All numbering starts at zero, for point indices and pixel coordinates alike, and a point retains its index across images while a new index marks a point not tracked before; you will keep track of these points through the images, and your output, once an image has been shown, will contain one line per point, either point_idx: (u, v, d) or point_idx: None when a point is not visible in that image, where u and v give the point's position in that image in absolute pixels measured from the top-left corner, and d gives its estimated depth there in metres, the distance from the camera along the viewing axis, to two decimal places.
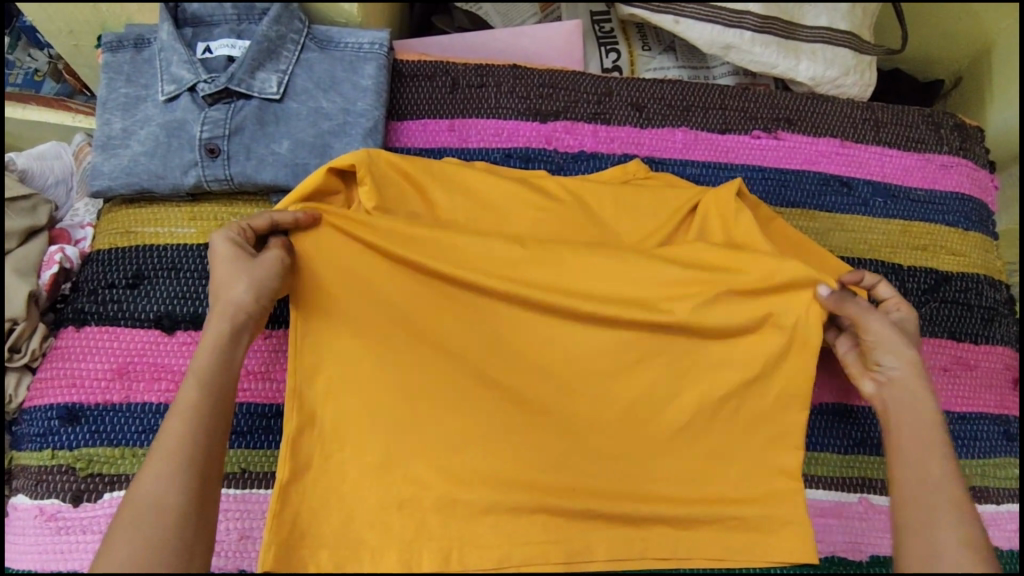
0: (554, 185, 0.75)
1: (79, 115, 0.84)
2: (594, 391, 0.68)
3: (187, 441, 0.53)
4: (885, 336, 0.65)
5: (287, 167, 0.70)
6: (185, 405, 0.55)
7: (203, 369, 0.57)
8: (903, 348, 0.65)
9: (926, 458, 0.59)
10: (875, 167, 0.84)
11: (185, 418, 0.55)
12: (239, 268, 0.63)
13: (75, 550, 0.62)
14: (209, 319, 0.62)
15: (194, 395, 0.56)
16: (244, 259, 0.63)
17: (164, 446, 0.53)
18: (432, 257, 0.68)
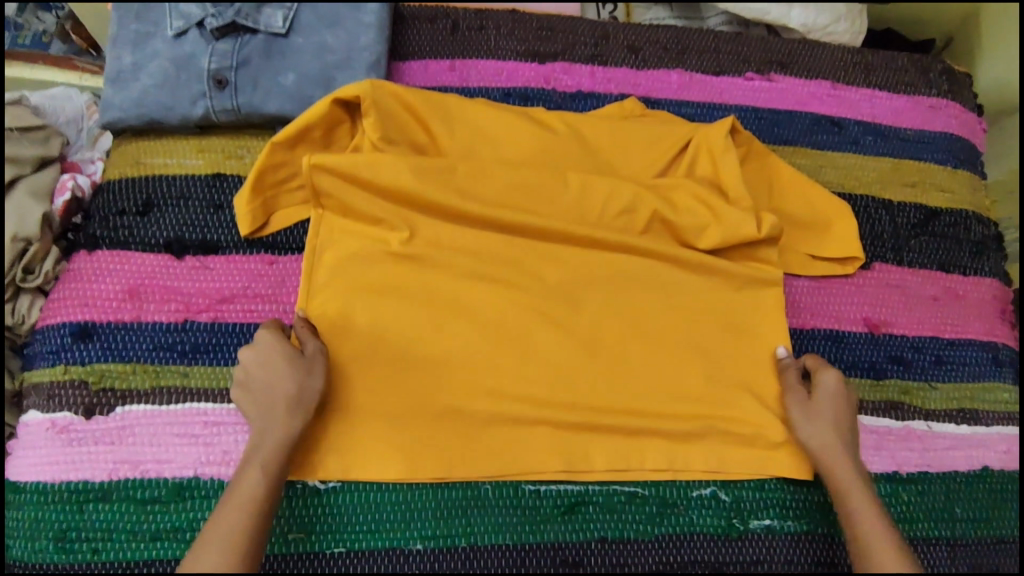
0: (553, 118, 0.77)
1: (87, 74, 0.85)
2: (591, 308, 0.71)
3: (245, 530, 0.55)
4: (800, 413, 0.67)
5: (293, 98, 0.73)
6: (244, 493, 0.57)
7: (268, 455, 0.59)
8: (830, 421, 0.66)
9: (864, 534, 0.59)
10: (865, 109, 0.86)
11: (244, 513, 0.56)
12: (291, 362, 0.62)
13: (86, 461, 0.63)
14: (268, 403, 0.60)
15: (257, 483, 0.57)
16: (292, 355, 0.62)
17: (226, 539, 0.55)
18: (435, 186, 0.70)
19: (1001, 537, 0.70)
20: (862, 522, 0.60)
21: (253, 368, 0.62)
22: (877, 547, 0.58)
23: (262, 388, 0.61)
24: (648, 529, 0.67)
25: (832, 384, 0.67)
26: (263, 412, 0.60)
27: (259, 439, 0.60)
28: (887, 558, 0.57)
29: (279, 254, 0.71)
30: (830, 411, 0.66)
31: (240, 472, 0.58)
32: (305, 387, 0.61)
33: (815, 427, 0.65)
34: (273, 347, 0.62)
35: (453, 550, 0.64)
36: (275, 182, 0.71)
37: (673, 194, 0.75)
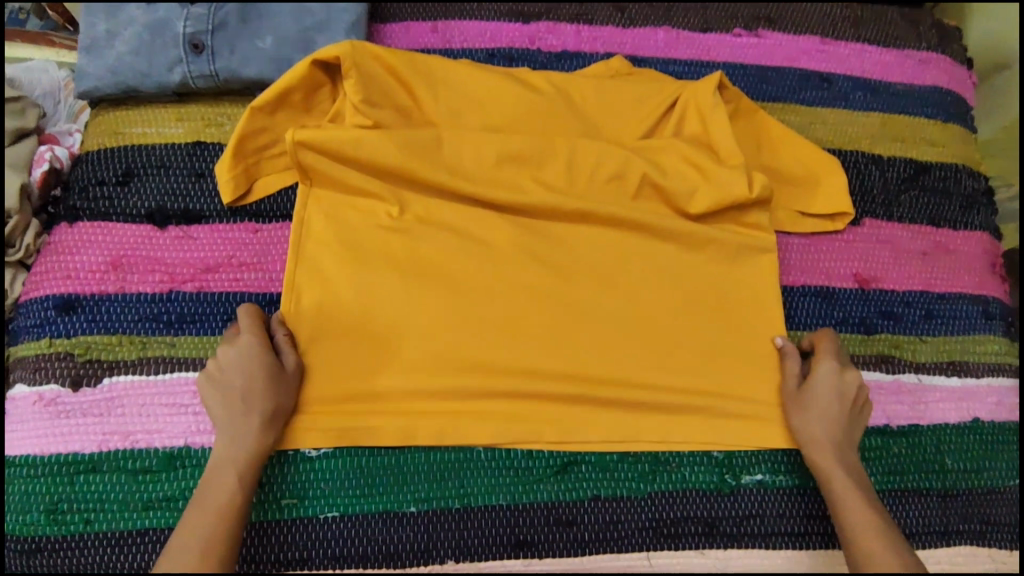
0: (538, 78, 0.75)
1: (64, 50, 0.81)
2: (580, 270, 0.71)
3: (218, 536, 0.55)
4: (793, 404, 0.67)
5: (272, 61, 0.71)
6: (217, 500, 0.57)
7: (239, 463, 0.58)
8: (825, 413, 0.65)
9: (853, 523, 0.60)
10: (854, 64, 0.85)
11: (216, 521, 0.56)
12: (269, 374, 0.61)
13: (76, 433, 0.63)
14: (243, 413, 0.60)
15: (230, 490, 0.57)
16: (270, 366, 0.62)
17: (200, 543, 0.54)
18: (420, 151, 0.69)
19: (991, 487, 0.71)
20: (852, 512, 0.61)
21: (231, 368, 0.61)
22: (866, 537, 0.59)
23: (235, 392, 0.61)
24: (640, 486, 0.67)
25: (829, 374, 0.66)
26: (237, 421, 0.60)
27: (229, 445, 0.59)
28: (876, 548, 0.58)
29: (264, 222, 0.70)
30: (824, 401, 0.65)
31: (209, 478, 0.58)
32: (282, 406, 0.61)
33: (810, 418, 0.65)
34: (255, 355, 0.62)
35: (447, 512, 0.65)
36: (257, 148, 0.70)
37: (660, 154, 0.74)
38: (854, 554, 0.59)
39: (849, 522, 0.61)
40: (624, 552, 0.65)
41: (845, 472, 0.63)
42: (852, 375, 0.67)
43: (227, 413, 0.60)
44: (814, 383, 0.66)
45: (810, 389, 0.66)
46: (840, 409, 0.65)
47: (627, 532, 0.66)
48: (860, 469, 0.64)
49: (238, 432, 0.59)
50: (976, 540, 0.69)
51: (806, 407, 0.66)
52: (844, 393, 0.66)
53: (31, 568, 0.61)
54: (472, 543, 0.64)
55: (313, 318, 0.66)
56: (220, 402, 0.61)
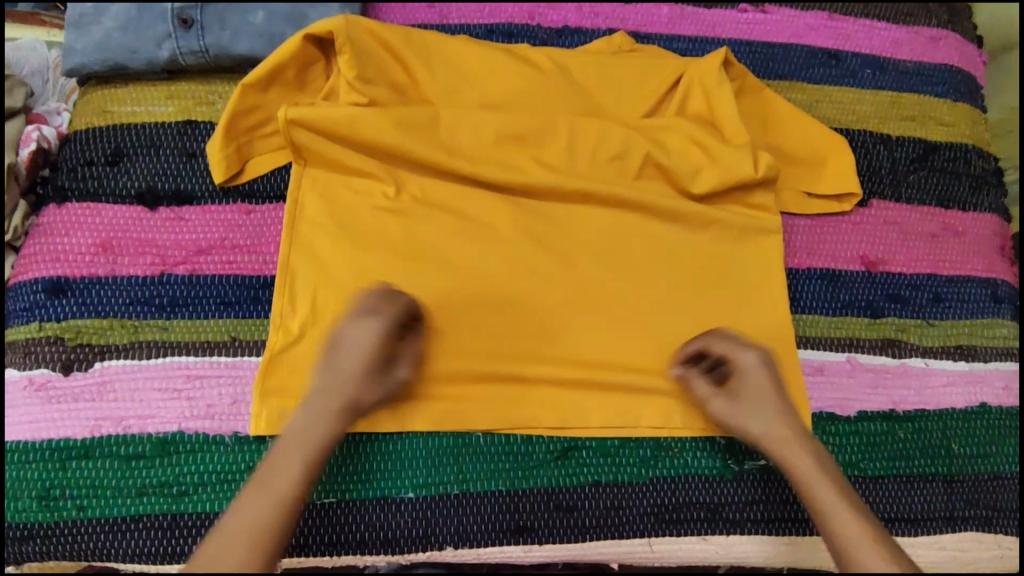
0: (538, 54, 0.73)
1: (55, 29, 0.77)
2: (580, 252, 0.69)
3: (270, 526, 0.50)
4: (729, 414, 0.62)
5: (263, 37, 0.70)
6: (277, 486, 0.52)
7: (308, 452, 0.54)
8: (763, 405, 0.60)
9: (838, 524, 0.53)
10: (863, 40, 0.82)
11: (275, 509, 0.51)
12: (367, 372, 0.58)
13: (67, 418, 0.62)
14: (321, 400, 0.57)
15: (293, 477, 0.53)
16: (370, 363, 0.58)
17: (248, 528, 0.50)
18: (416, 131, 0.68)
19: (997, 473, 0.70)
20: (833, 513, 0.54)
21: (348, 346, 0.58)
22: (849, 538, 0.52)
23: (342, 376, 0.58)
24: (641, 472, 0.66)
25: (749, 368, 0.62)
26: (322, 404, 0.56)
27: (310, 427, 0.55)
28: (866, 551, 0.51)
29: (257, 203, 0.69)
30: (757, 393, 0.61)
31: (277, 456, 0.54)
32: (360, 403, 0.58)
33: (750, 415, 0.61)
34: (371, 348, 0.58)
35: (445, 498, 0.63)
36: (249, 127, 0.68)
37: (663, 134, 0.72)
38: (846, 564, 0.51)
39: (832, 526, 0.53)
40: (625, 538, 0.64)
41: (809, 467, 0.57)
42: (766, 354, 0.63)
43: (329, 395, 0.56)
44: (740, 377, 0.62)
45: (738, 386, 0.62)
46: (773, 395, 0.61)
47: (628, 518, 0.65)
48: (824, 456, 0.58)
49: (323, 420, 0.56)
50: (982, 526, 0.68)
51: (744, 406, 0.61)
52: (773, 378, 0.62)
53: (24, 554, 0.60)
54: (470, 529, 0.63)
55: (307, 302, 0.64)
56: (330, 376, 0.57)
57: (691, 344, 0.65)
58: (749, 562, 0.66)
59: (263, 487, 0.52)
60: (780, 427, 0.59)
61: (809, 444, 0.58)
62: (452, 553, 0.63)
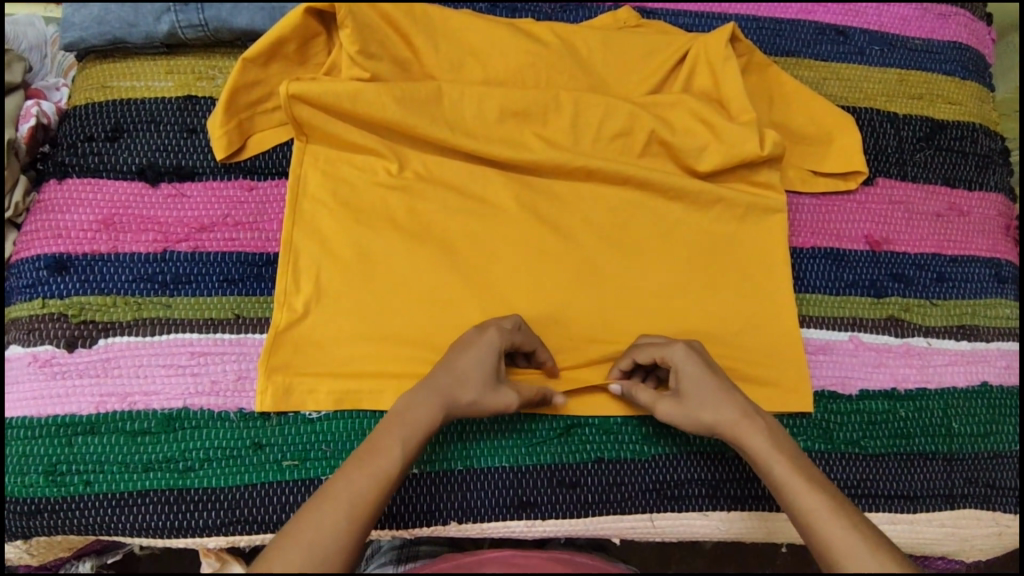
0: (542, 28, 0.72)
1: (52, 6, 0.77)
2: (584, 230, 0.69)
3: (369, 502, 0.49)
4: (677, 408, 0.58)
5: (263, 11, 0.69)
6: (380, 466, 0.50)
7: (411, 435, 0.52)
8: (708, 395, 0.57)
9: (802, 501, 0.51)
10: (872, 16, 0.81)
11: (375, 486, 0.49)
12: (480, 372, 0.57)
13: (72, 394, 0.62)
14: (438, 390, 0.55)
15: (394, 459, 0.51)
16: (486, 364, 0.57)
17: (349, 503, 0.48)
18: (420, 107, 0.67)
19: (997, 452, 0.70)
20: (796, 490, 0.52)
21: (468, 347, 0.58)
22: (815, 513, 0.50)
23: (448, 369, 0.56)
24: (644, 449, 0.66)
25: (685, 361, 0.60)
26: (429, 394, 0.55)
27: (418, 408, 0.54)
28: (833, 526, 0.49)
29: (261, 180, 0.68)
30: (697, 383, 0.58)
31: (382, 434, 0.52)
32: (464, 399, 0.56)
33: (699, 408, 0.57)
34: (485, 352, 0.58)
35: (449, 474, 0.64)
36: (251, 102, 0.68)
37: (668, 112, 0.71)
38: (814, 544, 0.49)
39: (797, 504, 0.51)
40: (628, 513, 0.65)
41: (763, 444, 0.55)
42: (695, 346, 0.61)
43: (438, 385, 0.55)
44: (678, 375, 0.59)
45: (679, 383, 0.59)
46: (716, 381, 0.58)
47: (630, 494, 0.65)
48: (777, 428, 0.57)
49: (428, 405, 0.54)
50: (980, 504, 0.69)
51: (690, 401, 0.58)
52: (708, 365, 0.59)
53: (31, 528, 0.61)
54: (475, 504, 0.64)
55: (311, 280, 0.64)
56: (442, 371, 0.56)
57: (624, 364, 0.64)
58: (750, 538, 0.67)
59: (364, 464, 0.50)
60: (728, 411, 0.56)
61: (761, 423, 0.56)
62: (457, 528, 0.64)
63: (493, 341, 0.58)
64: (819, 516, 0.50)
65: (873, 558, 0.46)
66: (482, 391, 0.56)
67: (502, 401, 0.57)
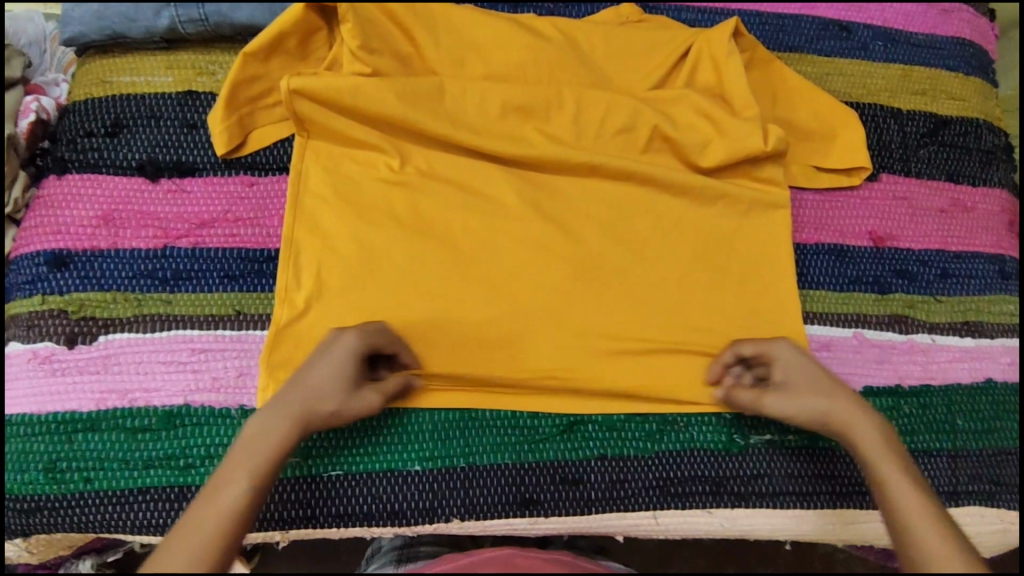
0: (543, 23, 0.72)
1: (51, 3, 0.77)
2: (586, 227, 0.69)
3: (216, 545, 0.47)
4: (783, 397, 0.60)
5: (263, 5, 0.69)
6: (225, 503, 0.49)
7: (259, 461, 0.51)
8: (816, 385, 0.60)
9: (900, 498, 0.53)
10: (875, 12, 0.81)
11: (220, 522, 0.48)
12: (336, 378, 0.56)
13: (72, 391, 0.62)
14: (286, 405, 0.54)
15: (241, 490, 0.50)
16: (344, 371, 0.56)
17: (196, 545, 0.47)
18: (421, 103, 0.67)
19: (1001, 448, 0.70)
20: (895, 486, 0.53)
21: (325, 356, 0.57)
22: (912, 515, 0.52)
23: (304, 379, 0.55)
24: (647, 446, 0.66)
25: (792, 356, 0.62)
26: (276, 411, 0.53)
27: (269, 428, 0.52)
28: (929, 526, 0.51)
29: (262, 176, 0.68)
30: (805, 377, 0.61)
31: (232, 463, 0.51)
32: (320, 406, 0.55)
33: (807, 399, 0.59)
34: (342, 360, 0.57)
35: (451, 471, 0.63)
36: (252, 98, 0.67)
37: (670, 108, 0.71)
38: (905, 539, 0.51)
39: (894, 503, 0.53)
40: (631, 511, 0.64)
41: (873, 438, 0.56)
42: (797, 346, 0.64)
43: (289, 402, 0.54)
44: (783, 367, 0.62)
45: (783, 375, 0.62)
46: (824, 377, 0.60)
47: (633, 491, 0.65)
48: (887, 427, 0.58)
49: (280, 426, 0.53)
50: (985, 501, 0.68)
51: (796, 390, 0.60)
52: (813, 362, 0.62)
53: (31, 526, 0.61)
54: (477, 502, 0.63)
55: (311, 276, 0.64)
56: (297, 384, 0.55)
57: (723, 357, 0.66)
58: (754, 536, 0.66)
59: (213, 498, 0.49)
60: (840, 402, 0.58)
61: (871, 420, 0.58)
62: (459, 525, 0.63)
63: (349, 347, 0.57)
64: (916, 520, 0.51)
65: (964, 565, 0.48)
66: (342, 400, 0.56)
67: (362, 405, 0.57)
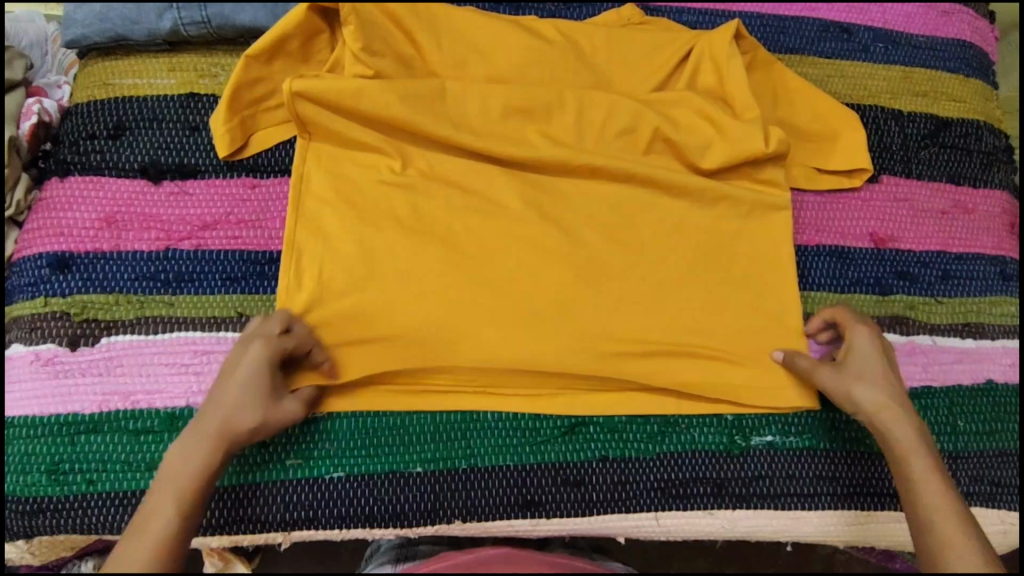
0: (545, 25, 0.72)
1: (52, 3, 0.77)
2: (589, 228, 0.69)
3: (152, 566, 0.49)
4: (840, 376, 0.62)
5: (266, 7, 0.69)
6: (153, 532, 0.51)
7: (182, 486, 0.53)
8: (873, 375, 0.61)
9: (928, 498, 0.56)
10: (876, 14, 0.81)
11: (154, 546, 0.50)
12: (250, 392, 0.56)
13: (75, 393, 0.62)
14: (204, 428, 0.55)
15: (169, 515, 0.52)
16: (257, 384, 0.56)
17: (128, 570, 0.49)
18: (423, 105, 0.67)
19: (1003, 450, 0.70)
20: (925, 486, 0.56)
21: (235, 371, 0.56)
22: (940, 514, 0.55)
23: (220, 398, 0.56)
24: (648, 447, 0.66)
25: (864, 342, 0.63)
26: (194, 435, 0.55)
27: (191, 453, 0.54)
28: (952, 527, 0.54)
29: (264, 178, 0.68)
30: (868, 365, 0.62)
31: (158, 491, 0.53)
32: (239, 425, 0.55)
33: (862, 386, 0.61)
34: (254, 373, 0.56)
35: (453, 473, 0.64)
36: (254, 100, 0.68)
37: (672, 110, 0.71)
38: (927, 533, 0.55)
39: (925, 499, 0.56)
40: (633, 512, 0.65)
41: (910, 437, 0.59)
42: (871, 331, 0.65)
43: (208, 424, 0.55)
44: (849, 350, 0.63)
45: (847, 358, 0.63)
46: (886, 369, 0.62)
47: (635, 493, 0.65)
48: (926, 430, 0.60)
49: (202, 450, 0.54)
50: (986, 502, 0.68)
51: (853, 374, 0.61)
52: (881, 353, 0.63)
53: (34, 528, 0.61)
54: (479, 503, 0.63)
55: (314, 279, 0.64)
56: (211, 404, 0.56)
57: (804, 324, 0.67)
58: (755, 537, 0.66)
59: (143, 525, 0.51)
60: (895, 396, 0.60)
61: (914, 417, 0.60)
62: (461, 527, 0.63)
63: (263, 352, 0.57)
64: (940, 519, 0.55)
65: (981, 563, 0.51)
66: (261, 414, 0.56)
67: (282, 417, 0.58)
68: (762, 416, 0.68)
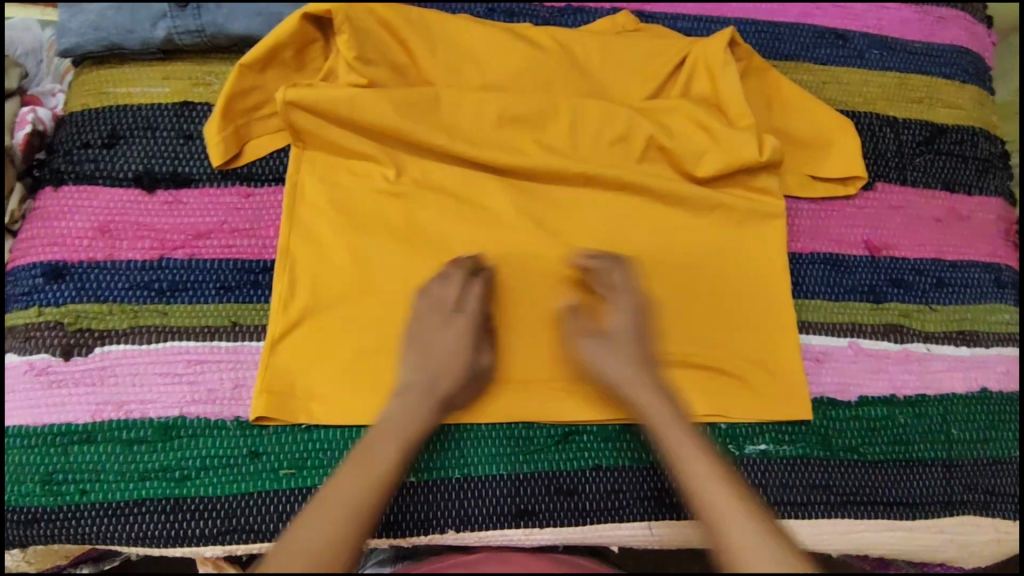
0: (539, 33, 0.72)
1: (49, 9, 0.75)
2: (582, 237, 0.69)
3: (367, 501, 0.50)
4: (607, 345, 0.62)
5: (259, 16, 0.69)
6: (376, 469, 0.52)
7: (401, 435, 0.55)
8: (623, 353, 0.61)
9: (689, 472, 0.53)
10: (870, 20, 0.81)
11: (367, 480, 0.51)
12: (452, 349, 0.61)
13: (68, 403, 0.62)
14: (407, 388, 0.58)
15: (388, 459, 0.53)
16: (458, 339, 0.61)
17: (345, 503, 0.50)
18: (417, 114, 0.67)
19: (997, 458, 0.70)
20: (686, 461, 0.53)
21: (438, 337, 0.61)
22: (707, 487, 0.51)
23: (429, 360, 0.60)
24: (641, 456, 0.66)
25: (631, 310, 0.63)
26: (410, 393, 0.58)
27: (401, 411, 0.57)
28: (721, 497, 0.50)
29: (258, 186, 0.68)
30: (627, 338, 0.62)
31: (374, 438, 0.55)
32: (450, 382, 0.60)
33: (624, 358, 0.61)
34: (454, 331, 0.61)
35: (446, 482, 0.63)
36: (247, 108, 0.68)
37: (665, 118, 0.71)
38: (704, 504, 0.51)
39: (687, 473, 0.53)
40: (626, 521, 0.65)
41: (664, 414, 0.57)
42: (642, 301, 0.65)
43: (417, 386, 0.58)
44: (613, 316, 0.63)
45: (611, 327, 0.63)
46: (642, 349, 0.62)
47: (628, 502, 0.65)
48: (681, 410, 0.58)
49: (419, 407, 0.57)
50: (979, 510, 0.68)
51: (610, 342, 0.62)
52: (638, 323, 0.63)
53: (27, 538, 0.61)
54: (472, 512, 0.63)
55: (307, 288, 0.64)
56: (423, 365, 0.60)
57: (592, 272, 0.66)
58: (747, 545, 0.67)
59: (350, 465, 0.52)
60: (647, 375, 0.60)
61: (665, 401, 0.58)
62: (454, 536, 0.63)
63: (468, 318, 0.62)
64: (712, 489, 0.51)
65: (760, 532, 0.48)
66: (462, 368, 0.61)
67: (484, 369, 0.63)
68: (757, 425, 0.67)
